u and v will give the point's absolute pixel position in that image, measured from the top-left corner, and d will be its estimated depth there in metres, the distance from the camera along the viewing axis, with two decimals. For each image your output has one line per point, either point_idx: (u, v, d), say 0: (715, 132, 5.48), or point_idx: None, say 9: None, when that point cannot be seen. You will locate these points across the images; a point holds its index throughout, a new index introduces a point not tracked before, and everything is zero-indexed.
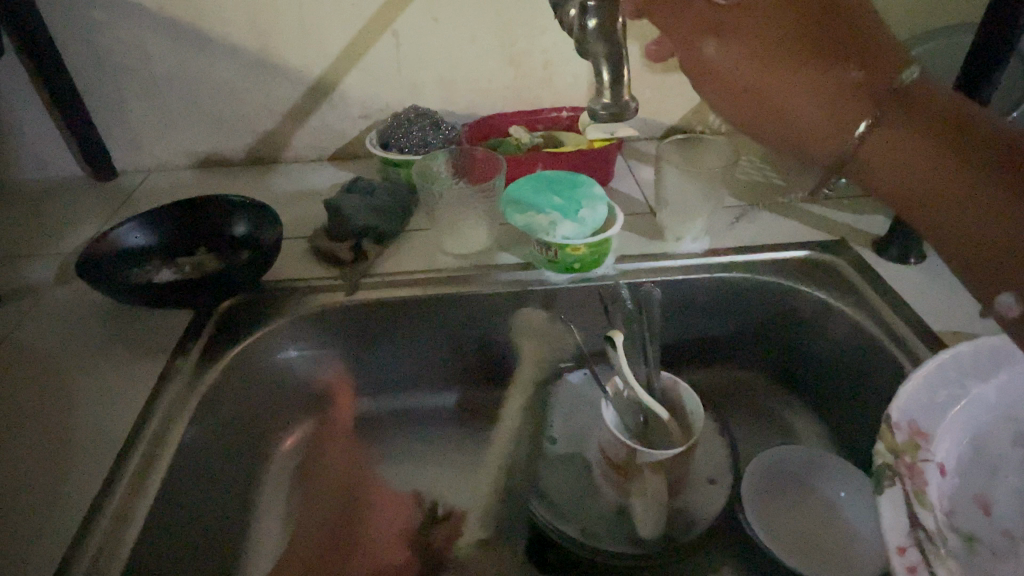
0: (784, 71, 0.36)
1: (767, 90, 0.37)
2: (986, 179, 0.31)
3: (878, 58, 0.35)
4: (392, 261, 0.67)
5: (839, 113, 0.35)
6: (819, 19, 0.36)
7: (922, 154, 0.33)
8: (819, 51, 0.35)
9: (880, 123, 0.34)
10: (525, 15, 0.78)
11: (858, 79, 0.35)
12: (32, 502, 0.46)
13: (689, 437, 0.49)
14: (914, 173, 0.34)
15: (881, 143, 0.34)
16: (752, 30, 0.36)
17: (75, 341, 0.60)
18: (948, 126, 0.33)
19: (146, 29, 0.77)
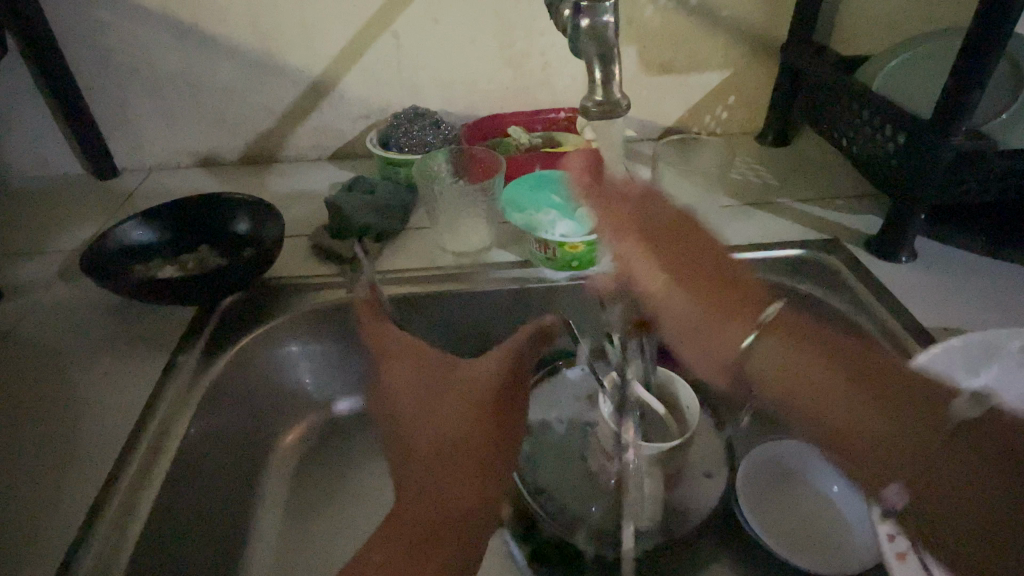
0: (837, 386, 0.45)
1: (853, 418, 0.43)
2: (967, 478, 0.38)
3: (882, 377, 0.44)
4: (393, 259, 0.68)
5: (876, 413, 0.43)
6: (875, 389, 0.44)
7: (833, 380, 0.46)
8: (850, 382, 0.45)
9: (765, 332, 0.49)
10: (524, 17, 0.79)
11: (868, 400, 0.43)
12: (39, 493, 0.47)
13: (685, 431, 0.51)
14: (932, 471, 0.39)
15: (757, 359, 0.49)
16: (805, 372, 0.47)
17: (80, 336, 0.61)
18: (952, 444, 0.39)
19: (148, 28, 0.77)
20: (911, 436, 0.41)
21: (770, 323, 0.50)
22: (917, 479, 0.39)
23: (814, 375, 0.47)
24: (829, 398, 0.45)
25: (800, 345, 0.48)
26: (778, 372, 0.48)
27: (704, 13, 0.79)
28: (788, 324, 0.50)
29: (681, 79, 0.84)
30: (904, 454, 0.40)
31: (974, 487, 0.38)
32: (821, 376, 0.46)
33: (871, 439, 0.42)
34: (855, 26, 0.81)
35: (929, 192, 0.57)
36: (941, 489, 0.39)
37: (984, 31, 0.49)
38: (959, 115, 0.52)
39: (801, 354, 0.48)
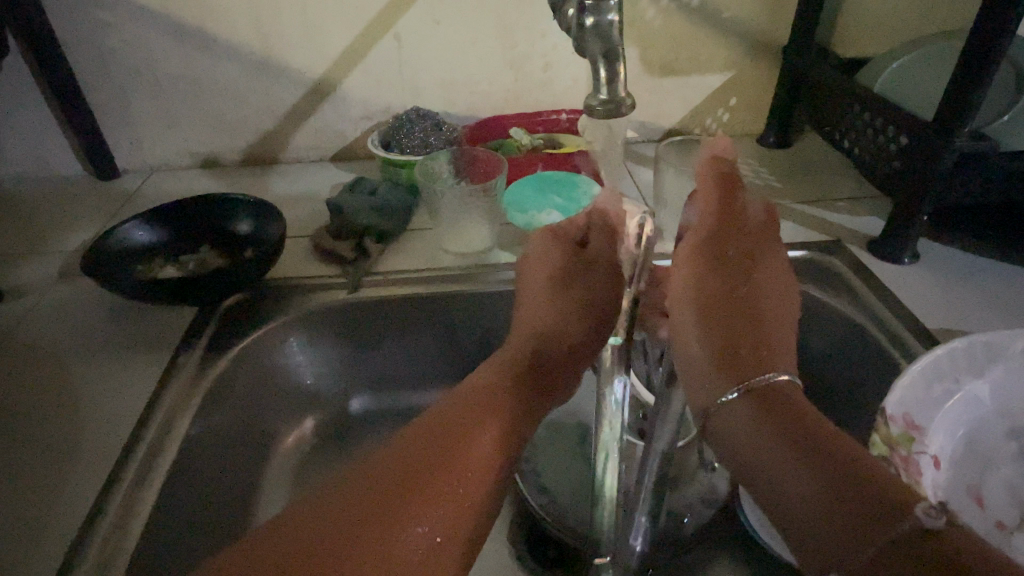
0: (743, 335, 0.44)
1: (711, 337, 0.44)
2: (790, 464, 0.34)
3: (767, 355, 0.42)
4: (393, 260, 0.68)
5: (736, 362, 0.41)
6: (746, 345, 0.43)
7: (810, 496, 0.32)
8: (719, 324, 0.45)
9: (743, 394, 0.39)
10: (525, 19, 0.79)
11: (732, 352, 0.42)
12: (40, 493, 0.47)
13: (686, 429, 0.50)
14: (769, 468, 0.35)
15: (730, 413, 0.38)
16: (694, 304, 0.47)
17: (82, 336, 0.61)
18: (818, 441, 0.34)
19: (149, 28, 0.77)
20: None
21: (770, 412, 0.37)
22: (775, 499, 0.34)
23: (821, 505, 0.31)
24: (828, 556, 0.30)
25: (817, 475, 0.32)
26: (765, 465, 0.35)
27: (706, 15, 0.79)
28: (807, 436, 0.35)
29: (682, 81, 0.84)
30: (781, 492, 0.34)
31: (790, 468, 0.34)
32: (820, 497, 0.32)
33: (750, 464, 0.36)
34: (855, 29, 0.81)
35: (931, 195, 0.57)
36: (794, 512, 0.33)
37: (994, 29, 0.48)
38: (966, 115, 0.52)
39: (793, 471, 0.33)
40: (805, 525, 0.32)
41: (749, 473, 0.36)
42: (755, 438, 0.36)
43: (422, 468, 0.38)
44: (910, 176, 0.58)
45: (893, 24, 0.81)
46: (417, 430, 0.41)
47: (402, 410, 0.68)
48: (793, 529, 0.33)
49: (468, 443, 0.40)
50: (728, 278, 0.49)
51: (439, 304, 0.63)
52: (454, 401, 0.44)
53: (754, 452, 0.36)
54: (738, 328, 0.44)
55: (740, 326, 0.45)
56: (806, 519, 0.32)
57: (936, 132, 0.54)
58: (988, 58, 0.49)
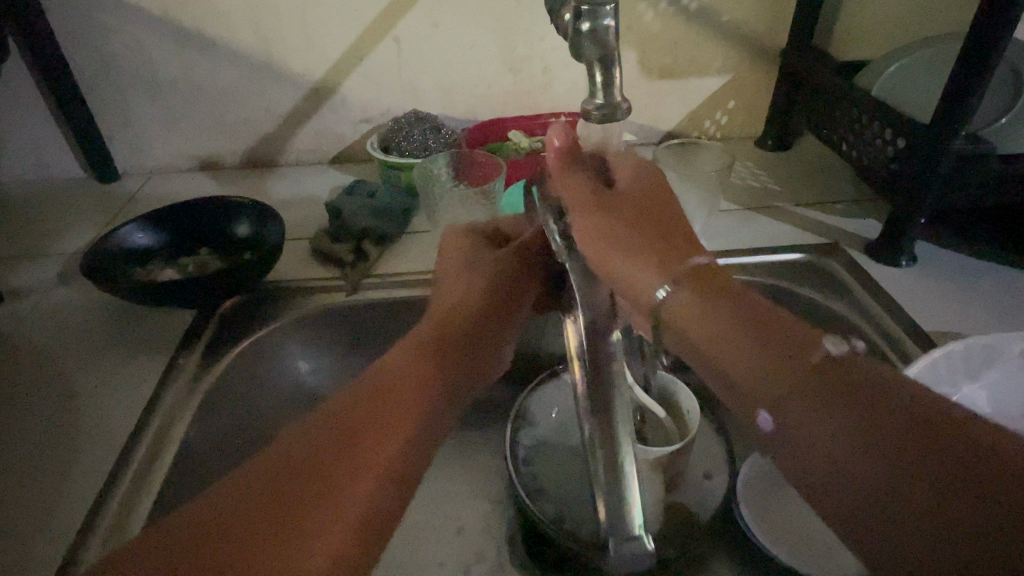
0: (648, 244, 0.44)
1: (647, 260, 0.43)
2: (833, 408, 0.32)
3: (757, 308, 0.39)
4: (392, 263, 0.68)
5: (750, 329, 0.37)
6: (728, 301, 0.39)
7: (849, 437, 0.31)
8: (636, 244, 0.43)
9: (675, 288, 0.41)
10: (525, 23, 0.80)
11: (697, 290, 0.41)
12: (39, 494, 0.47)
13: (686, 433, 0.50)
14: (809, 416, 0.32)
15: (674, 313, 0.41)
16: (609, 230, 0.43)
17: (81, 338, 0.61)
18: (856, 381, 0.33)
19: (149, 32, 0.78)
20: (898, 487, 0.28)
21: (754, 322, 0.38)
22: (816, 447, 0.32)
23: (811, 396, 0.33)
24: (785, 423, 0.33)
25: (865, 415, 0.31)
26: (802, 398, 0.33)
27: (705, 18, 0.79)
28: (850, 377, 0.33)
29: (681, 84, 0.84)
30: (825, 444, 0.31)
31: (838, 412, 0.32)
32: (820, 389, 0.33)
33: (786, 419, 0.33)
34: (853, 32, 0.81)
35: (929, 199, 0.58)
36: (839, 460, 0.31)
37: (992, 32, 0.48)
38: (964, 118, 0.52)
39: (848, 402, 0.32)
40: (854, 479, 0.30)
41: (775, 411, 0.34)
42: (784, 380, 0.34)
43: (350, 441, 0.39)
44: (907, 179, 0.58)
45: (892, 27, 0.81)
46: (337, 409, 0.42)
47: None
48: (748, 400, 0.36)
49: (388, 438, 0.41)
50: (647, 202, 0.46)
51: None
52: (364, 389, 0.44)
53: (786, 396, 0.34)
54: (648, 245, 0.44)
55: (650, 244, 0.44)
56: (769, 394, 0.34)
57: (933, 135, 0.54)
58: (985, 60, 0.50)
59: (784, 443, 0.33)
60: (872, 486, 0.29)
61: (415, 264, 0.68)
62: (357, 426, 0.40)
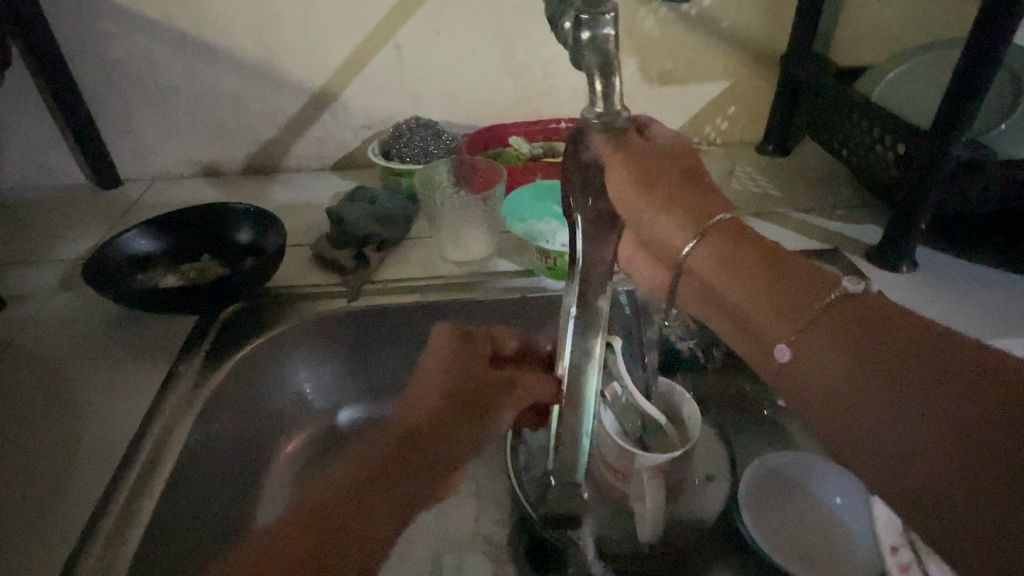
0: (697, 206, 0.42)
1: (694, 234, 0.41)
2: (845, 360, 0.31)
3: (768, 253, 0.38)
4: (392, 269, 0.68)
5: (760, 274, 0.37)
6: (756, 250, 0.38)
7: (865, 387, 0.30)
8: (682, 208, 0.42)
9: (702, 244, 0.40)
10: (525, 29, 0.80)
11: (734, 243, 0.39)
12: (39, 500, 0.47)
13: (686, 441, 0.49)
14: (825, 374, 0.32)
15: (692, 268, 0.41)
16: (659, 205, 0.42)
17: (83, 344, 0.61)
18: (871, 322, 0.32)
19: (152, 38, 0.78)
20: (901, 425, 0.29)
21: (781, 271, 0.37)
22: (837, 402, 0.31)
23: (831, 343, 0.32)
24: (801, 359, 0.33)
25: (876, 363, 0.30)
26: (820, 347, 0.33)
27: (704, 24, 0.79)
28: (866, 327, 0.32)
29: (680, 90, 0.84)
30: (843, 399, 0.31)
31: (857, 366, 0.31)
32: (836, 328, 0.33)
33: (811, 383, 0.33)
34: (852, 38, 0.81)
35: (930, 204, 0.58)
36: (857, 415, 0.30)
37: (990, 38, 0.49)
38: (963, 123, 0.52)
39: (865, 349, 0.31)
40: (881, 441, 0.29)
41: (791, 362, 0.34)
42: (800, 332, 0.34)
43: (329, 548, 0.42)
44: (907, 185, 0.58)
45: (891, 33, 0.81)
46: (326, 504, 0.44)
47: None
48: (763, 335, 0.36)
49: (355, 547, 0.43)
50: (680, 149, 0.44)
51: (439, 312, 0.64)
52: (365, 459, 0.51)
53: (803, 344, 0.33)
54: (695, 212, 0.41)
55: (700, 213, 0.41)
56: (786, 329, 0.34)
57: (933, 140, 0.54)
58: (984, 66, 0.50)
59: (797, 378, 0.34)
60: (879, 416, 0.29)
61: (416, 271, 0.68)
62: (329, 529, 0.43)
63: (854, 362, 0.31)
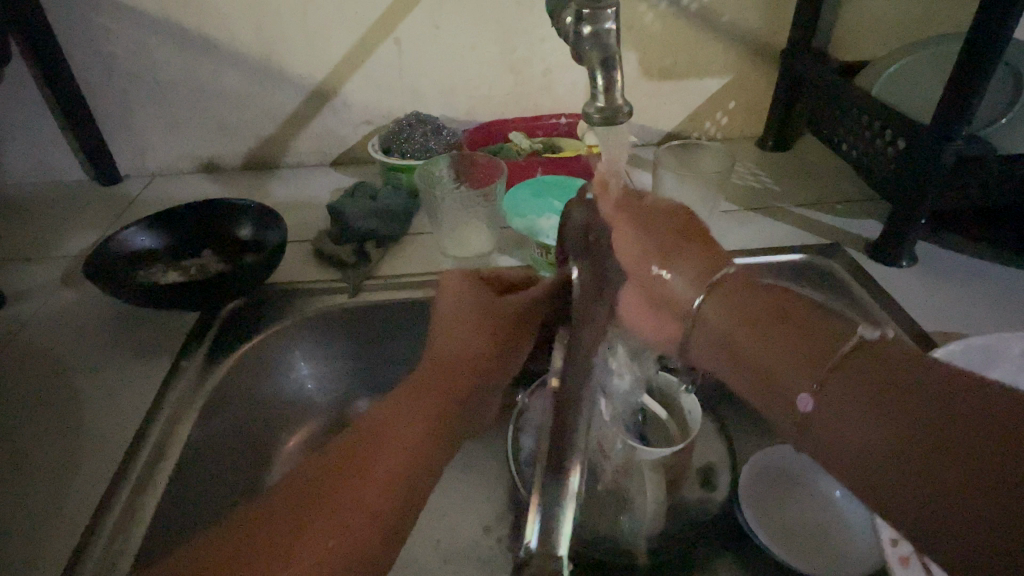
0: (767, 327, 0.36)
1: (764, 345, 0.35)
2: (851, 408, 0.29)
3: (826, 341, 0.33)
4: (393, 265, 0.68)
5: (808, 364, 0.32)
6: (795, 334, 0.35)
7: (857, 427, 0.29)
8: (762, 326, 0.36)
9: (710, 297, 0.41)
10: (525, 24, 0.80)
11: (799, 339, 0.34)
12: (42, 497, 0.47)
13: (686, 434, 0.51)
14: (839, 435, 0.29)
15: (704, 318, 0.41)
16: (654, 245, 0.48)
17: (84, 341, 0.61)
18: (889, 372, 0.29)
19: (151, 34, 0.78)
20: (895, 446, 0.27)
21: (804, 325, 0.35)
22: (849, 458, 0.29)
23: (848, 392, 0.30)
24: (823, 406, 0.30)
25: (875, 410, 0.28)
26: (782, 365, 0.34)
27: (705, 18, 0.79)
28: (905, 388, 0.28)
29: (681, 85, 0.84)
30: (841, 452, 0.29)
31: (836, 412, 0.30)
32: (849, 383, 0.30)
33: (834, 442, 0.30)
34: (853, 33, 0.81)
35: (929, 200, 0.58)
36: (868, 462, 0.28)
37: (991, 33, 0.48)
38: (963, 119, 0.52)
39: (847, 390, 0.30)
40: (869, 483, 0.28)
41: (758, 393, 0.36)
42: (789, 376, 0.33)
43: (293, 536, 0.39)
44: (907, 181, 0.58)
45: (891, 28, 0.81)
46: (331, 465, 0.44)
47: None
48: (783, 390, 0.33)
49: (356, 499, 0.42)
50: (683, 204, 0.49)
51: None
52: (382, 419, 0.47)
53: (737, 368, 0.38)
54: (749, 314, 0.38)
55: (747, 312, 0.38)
56: (811, 374, 0.32)
57: (933, 135, 0.54)
58: (985, 62, 0.50)
59: (822, 427, 0.30)
60: (863, 447, 0.28)
61: (417, 266, 0.68)
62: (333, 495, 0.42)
63: (855, 408, 0.29)
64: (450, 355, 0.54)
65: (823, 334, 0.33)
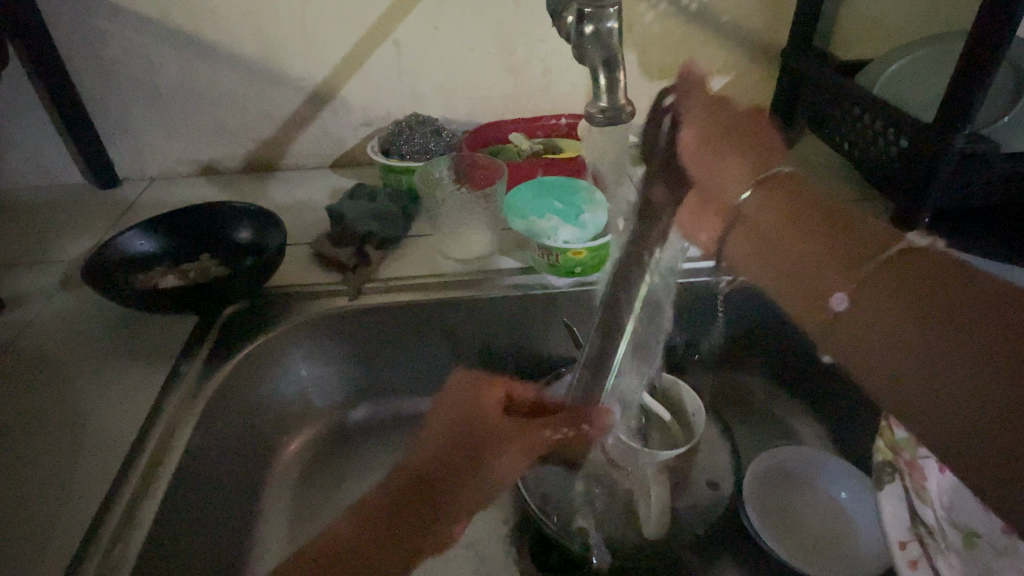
0: (851, 230, 0.44)
1: (831, 257, 0.43)
2: (904, 319, 0.37)
3: (858, 228, 0.44)
4: (395, 266, 0.68)
5: (851, 257, 0.42)
6: (828, 231, 0.45)
7: (901, 332, 0.37)
8: (822, 236, 0.44)
9: (770, 192, 0.51)
10: (525, 25, 0.79)
11: (846, 248, 0.42)
12: (39, 504, 0.47)
13: (692, 436, 0.51)
14: (866, 339, 0.39)
15: (748, 214, 0.52)
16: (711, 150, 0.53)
17: (82, 346, 0.61)
18: (921, 286, 0.37)
19: (149, 37, 0.77)
20: (923, 354, 0.35)
21: (850, 230, 0.44)
22: (862, 342, 0.39)
23: (896, 295, 0.38)
24: (856, 306, 0.40)
25: (923, 314, 0.36)
26: (814, 266, 0.44)
27: (705, 19, 0.79)
28: (946, 302, 0.36)
29: (681, 85, 0.84)
30: (874, 358, 0.38)
31: (874, 326, 0.38)
32: (888, 290, 0.38)
33: (869, 339, 0.39)
34: (853, 32, 0.81)
35: (932, 198, 0.58)
36: (905, 359, 0.36)
37: (993, 30, 0.48)
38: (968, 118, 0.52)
39: (920, 310, 0.36)
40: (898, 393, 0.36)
41: (798, 296, 0.45)
42: (825, 279, 0.43)
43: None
44: (910, 180, 0.58)
45: (891, 27, 0.81)
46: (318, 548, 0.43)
47: (402, 418, 0.68)
48: (820, 295, 0.43)
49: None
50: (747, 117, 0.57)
51: (440, 310, 0.63)
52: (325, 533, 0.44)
53: (807, 282, 0.45)
54: (813, 212, 0.48)
55: (833, 211, 0.46)
56: (848, 283, 0.41)
57: (936, 134, 0.54)
58: (989, 58, 0.49)
59: (850, 322, 0.40)
60: (933, 360, 0.35)
61: (418, 268, 0.67)
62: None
63: (906, 325, 0.37)
64: (435, 445, 0.50)
65: (872, 245, 0.42)
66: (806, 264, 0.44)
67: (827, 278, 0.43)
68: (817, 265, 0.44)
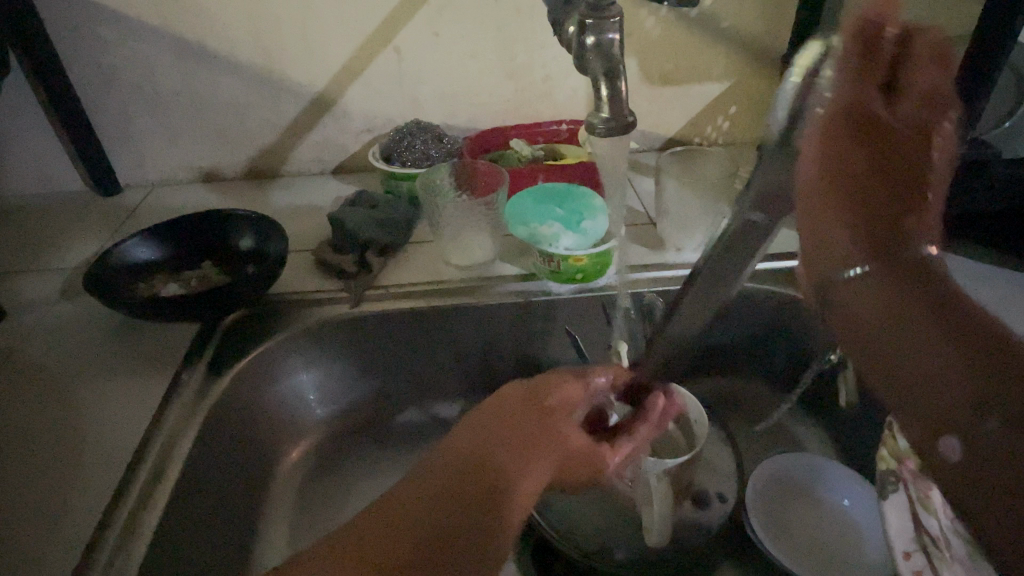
0: (939, 322, 0.39)
1: (914, 337, 0.39)
2: (960, 407, 0.36)
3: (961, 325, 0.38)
4: (397, 273, 0.68)
5: (948, 356, 0.37)
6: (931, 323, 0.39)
7: (944, 410, 0.36)
8: (928, 324, 0.39)
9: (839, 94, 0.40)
10: (526, 32, 0.79)
11: (943, 340, 0.38)
12: (41, 514, 0.46)
13: (693, 445, 0.51)
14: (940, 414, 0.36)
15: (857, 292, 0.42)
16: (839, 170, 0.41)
17: (83, 355, 0.61)
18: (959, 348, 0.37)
19: (150, 44, 0.78)
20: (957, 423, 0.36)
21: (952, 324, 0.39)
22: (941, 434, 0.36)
23: (960, 388, 0.36)
24: (959, 425, 0.35)
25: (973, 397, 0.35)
26: (913, 353, 0.39)
27: (705, 25, 0.79)
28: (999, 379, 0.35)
29: (682, 90, 0.84)
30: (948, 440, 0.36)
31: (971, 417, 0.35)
32: (960, 384, 0.36)
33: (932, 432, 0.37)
34: None
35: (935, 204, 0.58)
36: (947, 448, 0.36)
37: None
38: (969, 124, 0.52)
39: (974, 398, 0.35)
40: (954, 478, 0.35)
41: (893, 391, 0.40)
42: (930, 369, 0.38)
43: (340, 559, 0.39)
44: None
45: None
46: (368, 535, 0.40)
47: (405, 424, 0.68)
48: (913, 395, 0.38)
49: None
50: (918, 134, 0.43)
51: (441, 317, 0.63)
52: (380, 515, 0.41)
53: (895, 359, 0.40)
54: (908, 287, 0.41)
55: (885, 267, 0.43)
56: (950, 400, 0.36)
57: None
58: None
59: (926, 420, 0.37)
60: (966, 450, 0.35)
61: (419, 275, 0.67)
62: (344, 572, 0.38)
63: (964, 404, 0.35)
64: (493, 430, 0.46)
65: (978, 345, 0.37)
66: (904, 367, 0.39)
67: (891, 357, 0.40)
68: (908, 353, 0.39)
